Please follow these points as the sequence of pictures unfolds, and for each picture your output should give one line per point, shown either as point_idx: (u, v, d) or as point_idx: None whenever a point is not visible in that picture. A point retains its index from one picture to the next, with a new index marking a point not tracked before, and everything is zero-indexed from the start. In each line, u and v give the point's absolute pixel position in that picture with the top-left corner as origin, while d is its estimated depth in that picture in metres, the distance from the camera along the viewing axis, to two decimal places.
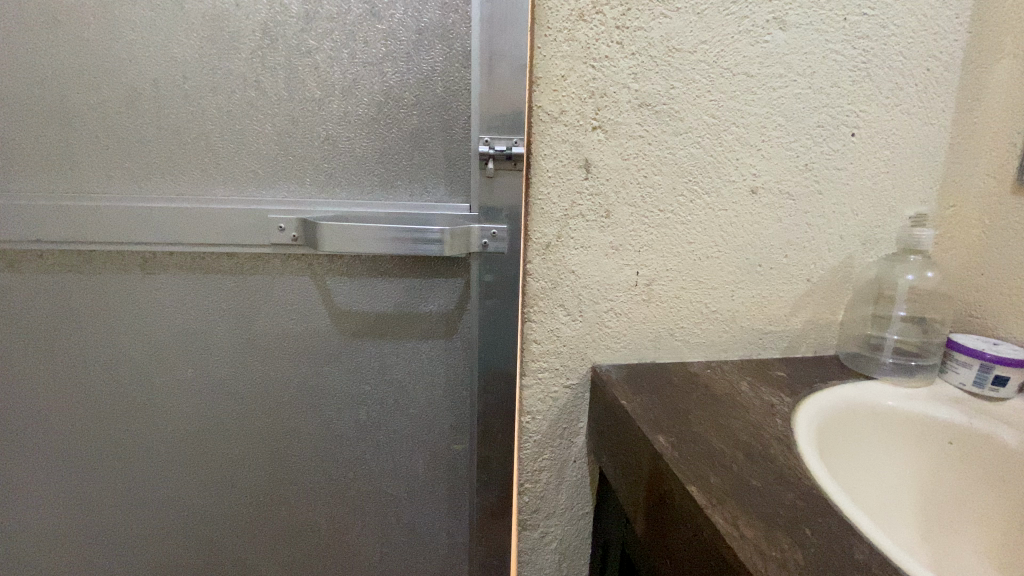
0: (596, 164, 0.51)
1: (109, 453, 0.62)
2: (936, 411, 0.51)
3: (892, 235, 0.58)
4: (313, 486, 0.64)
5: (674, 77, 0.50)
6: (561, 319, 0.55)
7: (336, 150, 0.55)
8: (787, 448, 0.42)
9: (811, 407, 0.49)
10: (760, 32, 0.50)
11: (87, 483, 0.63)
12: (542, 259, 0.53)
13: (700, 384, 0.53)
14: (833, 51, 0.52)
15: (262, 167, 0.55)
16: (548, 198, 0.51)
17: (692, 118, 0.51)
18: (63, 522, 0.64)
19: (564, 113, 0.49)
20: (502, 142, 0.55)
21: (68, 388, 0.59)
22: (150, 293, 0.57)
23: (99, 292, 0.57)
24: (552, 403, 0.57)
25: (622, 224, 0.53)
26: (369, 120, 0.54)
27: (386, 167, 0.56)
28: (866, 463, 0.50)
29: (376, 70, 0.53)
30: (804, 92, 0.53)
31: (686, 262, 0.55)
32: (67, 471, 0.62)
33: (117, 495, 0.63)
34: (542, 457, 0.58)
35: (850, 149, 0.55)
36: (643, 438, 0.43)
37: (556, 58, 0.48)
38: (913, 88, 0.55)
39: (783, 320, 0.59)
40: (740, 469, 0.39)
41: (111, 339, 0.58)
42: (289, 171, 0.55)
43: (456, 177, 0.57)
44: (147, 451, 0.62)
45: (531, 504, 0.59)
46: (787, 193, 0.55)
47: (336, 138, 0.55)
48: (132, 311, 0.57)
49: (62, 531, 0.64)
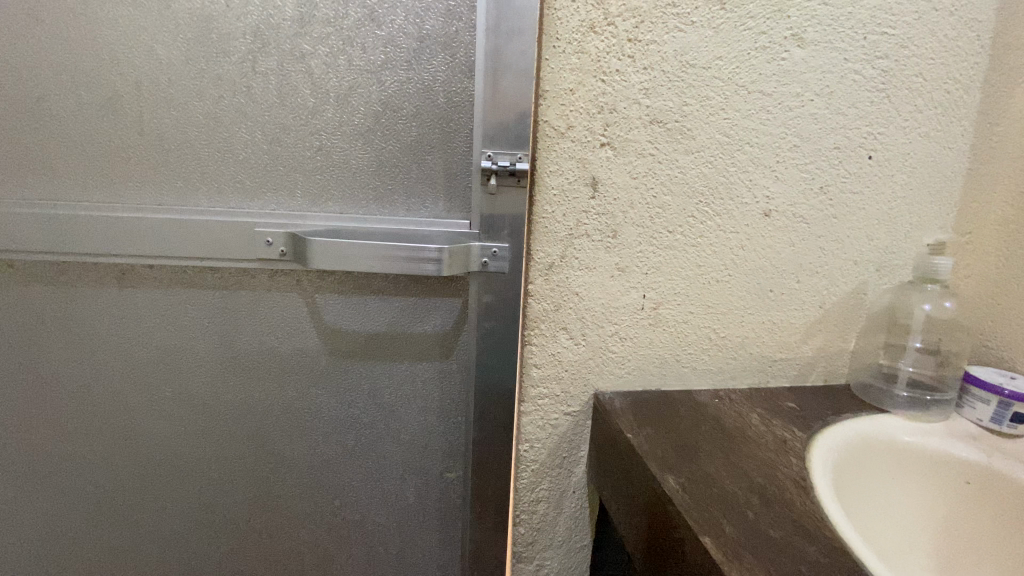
0: (604, 182, 0.48)
1: (80, 478, 0.58)
2: (954, 447, 0.48)
3: (909, 262, 0.56)
4: (298, 512, 0.61)
5: (687, 94, 0.48)
6: (563, 343, 0.52)
7: (330, 161, 0.52)
8: (803, 491, 0.40)
9: (825, 445, 0.46)
10: (777, 49, 0.48)
11: (55, 509, 0.59)
12: (544, 280, 0.50)
13: (709, 416, 0.50)
14: (851, 71, 0.50)
15: (251, 178, 0.52)
16: (552, 216, 0.48)
17: (704, 136, 0.49)
18: (30, 549, 0.60)
19: (572, 129, 0.46)
20: (507, 158, 0.51)
21: (37, 407, 0.56)
22: (128, 309, 0.54)
23: (73, 308, 0.53)
24: (552, 431, 0.54)
25: (629, 246, 0.50)
26: (366, 131, 0.52)
27: (382, 180, 0.53)
28: (880, 500, 0.48)
29: (374, 79, 0.51)
30: (821, 113, 0.51)
31: (695, 286, 0.53)
32: (33, 495, 0.58)
33: (88, 521, 0.59)
34: (540, 487, 0.55)
35: (866, 172, 0.53)
36: (651, 476, 0.41)
37: (565, 71, 0.45)
38: (932, 111, 0.53)
39: (794, 347, 0.56)
40: (756, 518, 0.36)
41: (85, 358, 0.55)
42: (280, 183, 0.52)
43: (456, 192, 0.55)
44: (120, 476, 0.58)
45: (527, 536, 0.56)
46: (801, 217, 0.53)
47: (331, 148, 0.52)
48: (108, 328, 0.54)
49: (28, 559, 0.60)
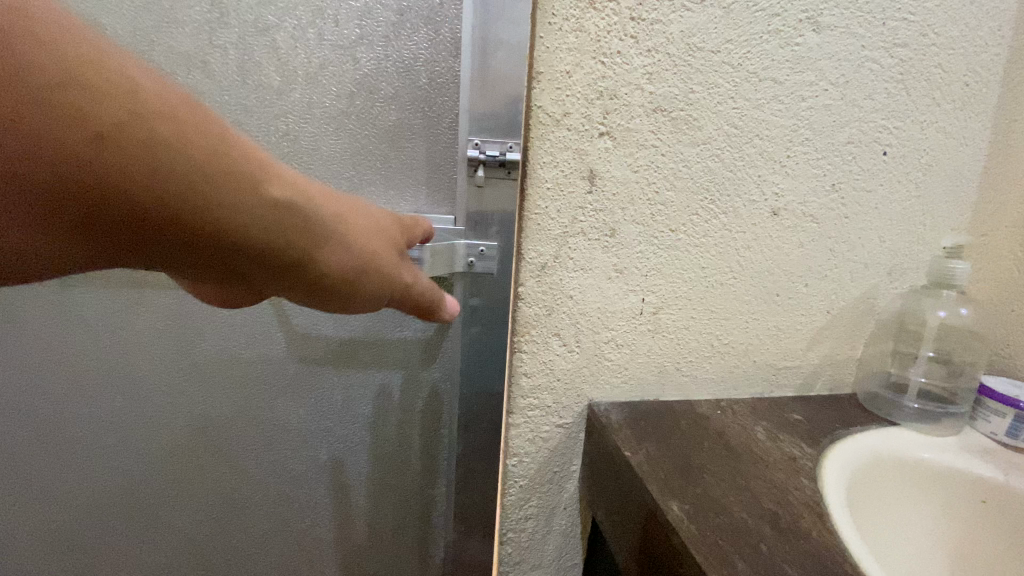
0: (602, 176, 0.44)
1: (53, 473, 0.60)
2: (969, 464, 0.45)
3: (921, 266, 0.53)
4: (274, 510, 0.61)
5: (694, 80, 0.44)
6: (555, 350, 0.48)
7: (299, 149, 0.48)
8: (818, 519, 0.36)
9: (836, 462, 0.43)
10: (791, 33, 0.44)
11: (35, 504, 0.61)
12: (535, 282, 0.46)
13: (712, 431, 0.46)
14: (868, 60, 0.47)
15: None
16: (545, 212, 0.44)
17: (711, 127, 0.45)
18: (17, 535, 0.63)
19: (567, 115, 0.42)
20: (495, 147, 0.47)
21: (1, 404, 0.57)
22: (83, 311, 0.54)
23: (33, 310, 0.54)
24: (542, 445, 0.50)
25: (628, 246, 0.46)
26: (339, 114, 0.48)
27: (358, 171, 0.49)
28: (891, 520, 0.45)
29: (347, 55, 0.46)
30: (835, 104, 0.47)
31: (698, 289, 0.49)
32: (13, 488, 0.61)
33: (67, 516, 0.62)
34: (528, 504, 0.51)
35: (881, 169, 0.49)
36: (652, 502, 0.37)
37: (561, 51, 0.41)
38: (950, 104, 0.50)
39: (800, 354, 0.53)
40: (771, 553, 0.33)
41: (47, 360, 0.55)
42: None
43: (438, 185, 0.51)
44: (90, 473, 0.60)
45: (514, 555, 0.53)
46: (811, 215, 0.49)
47: (296, 132, 0.48)
48: (69, 332, 0.55)
49: (16, 547, 0.63)
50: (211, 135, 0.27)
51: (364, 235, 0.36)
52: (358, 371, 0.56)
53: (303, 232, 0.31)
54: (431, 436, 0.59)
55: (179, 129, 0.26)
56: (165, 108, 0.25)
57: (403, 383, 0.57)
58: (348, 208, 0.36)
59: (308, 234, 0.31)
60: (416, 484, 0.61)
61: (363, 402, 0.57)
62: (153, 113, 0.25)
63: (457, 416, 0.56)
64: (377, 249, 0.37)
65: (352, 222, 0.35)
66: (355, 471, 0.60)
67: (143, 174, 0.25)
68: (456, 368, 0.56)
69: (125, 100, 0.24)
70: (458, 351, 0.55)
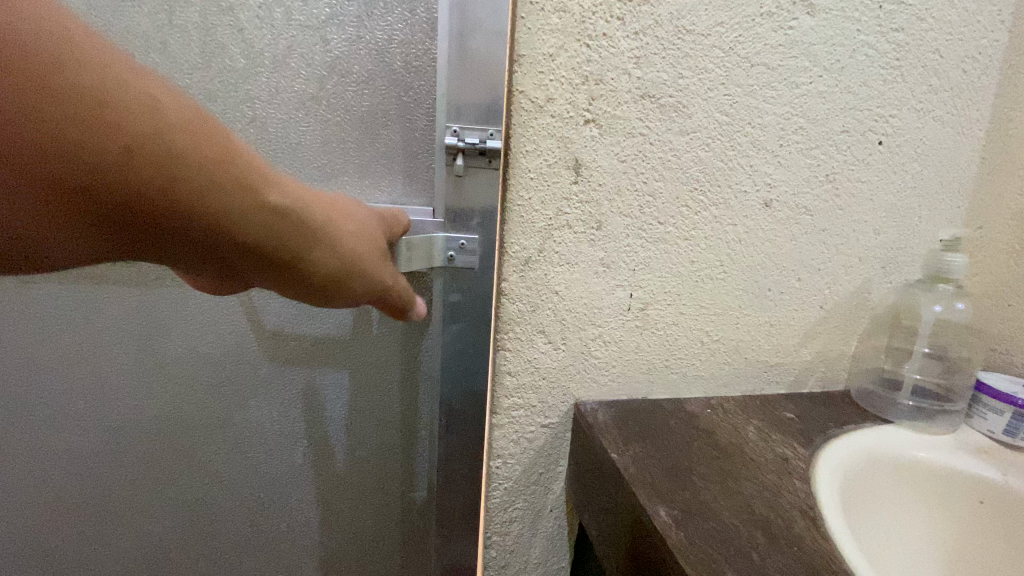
0: (588, 165, 0.42)
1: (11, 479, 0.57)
2: (966, 463, 0.44)
3: (917, 259, 0.51)
4: (252, 513, 0.59)
5: (683, 64, 0.41)
6: (540, 347, 0.46)
7: (266, 137, 0.48)
8: (812, 524, 0.35)
9: (829, 462, 0.41)
10: (785, 15, 0.42)
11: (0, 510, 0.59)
12: (519, 276, 0.44)
13: (702, 430, 0.45)
14: (865, 44, 0.45)
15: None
16: (528, 204, 0.42)
17: (701, 114, 0.43)
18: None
19: (551, 101, 0.40)
20: (471, 133, 0.46)
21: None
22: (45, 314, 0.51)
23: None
24: (527, 446, 0.48)
25: (616, 239, 0.44)
26: (309, 99, 0.47)
27: (330, 159, 0.49)
28: (886, 521, 0.43)
29: (317, 37, 0.46)
30: (830, 91, 0.45)
31: (688, 284, 0.47)
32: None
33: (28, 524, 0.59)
34: (513, 507, 0.50)
35: (876, 159, 0.48)
36: (639, 507, 0.35)
37: (543, 33, 0.38)
38: (947, 92, 0.48)
39: (792, 351, 0.52)
40: (762, 561, 0.31)
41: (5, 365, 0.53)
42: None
43: (415, 174, 0.50)
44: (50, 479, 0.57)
45: (499, 559, 0.51)
46: (804, 207, 0.47)
47: (264, 119, 0.47)
48: (29, 329, 0.52)
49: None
50: (219, 147, 0.29)
51: (353, 240, 0.38)
52: (335, 369, 0.54)
53: (296, 237, 0.33)
54: (413, 436, 0.57)
55: (190, 139, 0.27)
56: (181, 122, 0.27)
57: (383, 381, 0.56)
58: (338, 212, 0.38)
59: (300, 238, 0.33)
60: (398, 485, 0.59)
61: (342, 401, 0.55)
62: (167, 125, 0.27)
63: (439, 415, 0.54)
64: (363, 253, 0.39)
65: (342, 228, 0.37)
66: (335, 471, 0.58)
67: (160, 180, 0.26)
68: (438, 365, 0.54)
69: (146, 115, 0.26)
70: (439, 348, 0.54)
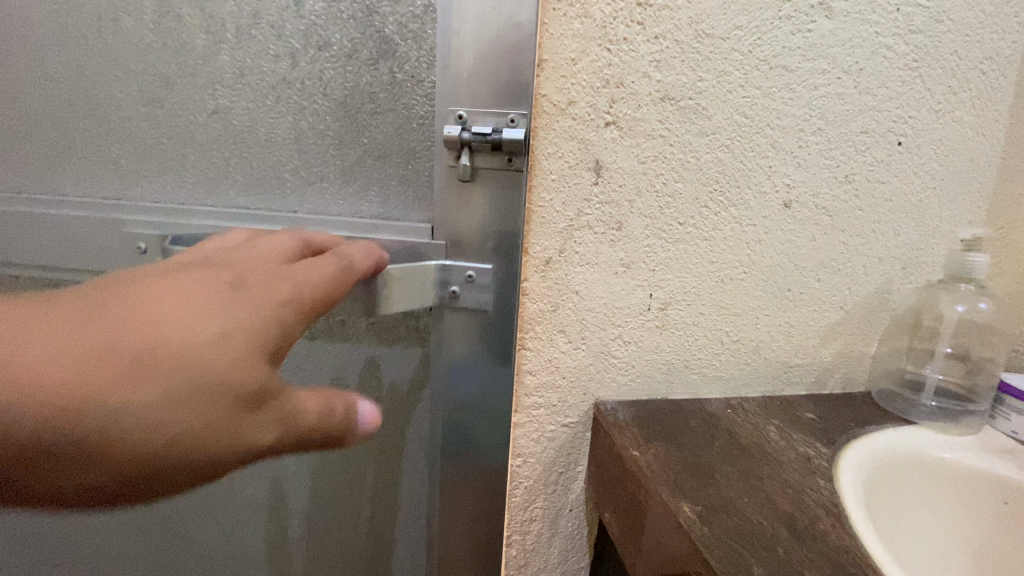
0: (609, 167, 0.43)
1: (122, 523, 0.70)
2: (991, 464, 0.43)
3: (936, 260, 0.51)
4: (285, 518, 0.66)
5: (703, 67, 0.42)
6: (560, 346, 0.46)
7: (231, 122, 0.53)
8: (836, 520, 0.35)
9: (851, 462, 0.41)
10: (803, 18, 0.43)
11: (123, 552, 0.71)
12: (540, 276, 0.44)
13: (723, 429, 0.45)
14: (882, 46, 0.45)
15: (140, 155, 0.56)
16: (550, 205, 0.43)
17: (721, 116, 0.44)
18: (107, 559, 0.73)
19: (573, 104, 0.41)
20: (478, 124, 0.47)
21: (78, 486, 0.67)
22: None
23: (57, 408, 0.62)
24: (547, 444, 0.49)
25: (635, 239, 0.45)
26: (284, 82, 0.51)
27: (306, 161, 0.53)
28: (909, 522, 0.43)
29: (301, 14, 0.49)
30: (848, 92, 0.45)
31: (706, 284, 0.47)
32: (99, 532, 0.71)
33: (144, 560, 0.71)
34: (533, 505, 0.50)
35: (895, 159, 0.48)
36: (662, 503, 0.36)
37: (566, 38, 0.40)
38: (966, 93, 0.48)
39: (812, 351, 0.52)
40: (787, 556, 0.31)
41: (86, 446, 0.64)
42: (184, 165, 0.55)
43: (410, 178, 0.52)
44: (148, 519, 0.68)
45: (519, 558, 0.51)
46: (823, 208, 0.48)
47: (230, 109, 0.53)
48: None
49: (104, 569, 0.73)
50: None
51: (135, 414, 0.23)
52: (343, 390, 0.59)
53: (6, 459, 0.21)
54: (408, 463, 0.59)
55: None
56: None
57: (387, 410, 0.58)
58: (107, 364, 0.23)
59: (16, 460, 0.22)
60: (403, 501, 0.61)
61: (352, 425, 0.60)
62: None
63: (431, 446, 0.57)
64: (184, 418, 0.24)
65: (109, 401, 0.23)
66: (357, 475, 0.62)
67: None
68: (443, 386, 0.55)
69: None
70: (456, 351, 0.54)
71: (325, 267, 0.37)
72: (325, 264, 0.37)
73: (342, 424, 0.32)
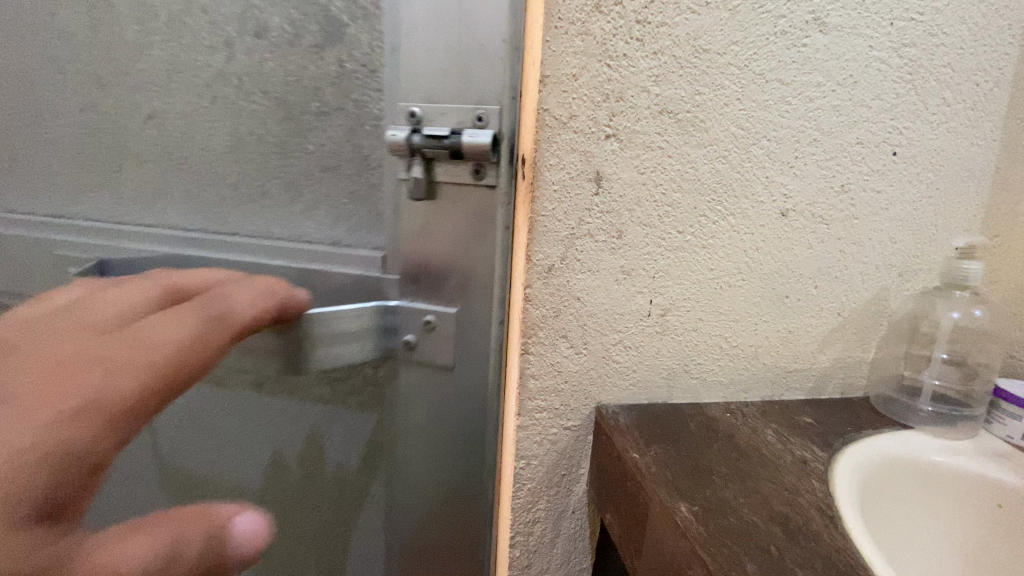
0: (609, 178, 0.44)
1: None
2: (985, 467, 0.44)
3: (933, 268, 0.52)
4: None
5: (700, 82, 0.44)
6: (563, 351, 0.48)
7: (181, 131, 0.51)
8: (830, 521, 0.36)
9: (847, 465, 0.42)
10: (798, 34, 0.44)
11: None
12: (542, 283, 0.46)
13: (720, 433, 0.46)
14: (876, 59, 0.46)
15: (126, 167, 0.54)
16: (552, 214, 0.44)
17: (719, 128, 0.45)
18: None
19: (574, 118, 0.42)
20: (431, 126, 0.46)
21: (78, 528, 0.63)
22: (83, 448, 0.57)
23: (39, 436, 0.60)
24: (550, 447, 0.50)
25: (636, 247, 0.46)
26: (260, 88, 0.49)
27: (245, 172, 0.51)
28: (904, 525, 0.44)
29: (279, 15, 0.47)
30: (843, 104, 0.47)
31: (705, 290, 0.49)
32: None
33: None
34: (537, 507, 0.51)
35: (890, 169, 0.49)
36: (661, 504, 0.37)
37: (567, 54, 0.41)
38: (960, 104, 0.49)
39: (810, 357, 0.53)
40: (782, 556, 0.32)
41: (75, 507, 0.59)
42: (136, 179, 0.54)
43: (360, 193, 0.50)
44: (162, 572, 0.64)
45: (522, 559, 0.52)
46: (820, 216, 0.49)
47: (215, 125, 0.51)
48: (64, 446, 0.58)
49: None
50: None
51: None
52: (289, 461, 0.57)
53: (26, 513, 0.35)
54: (368, 520, 0.57)
55: None
56: None
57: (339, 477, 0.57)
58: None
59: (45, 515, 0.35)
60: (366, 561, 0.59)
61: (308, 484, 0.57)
62: None
63: (392, 503, 0.56)
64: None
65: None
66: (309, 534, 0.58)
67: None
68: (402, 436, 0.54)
69: None
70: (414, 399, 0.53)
71: (188, 319, 0.44)
72: (80, 350, 0.42)
73: (192, 560, 0.38)
